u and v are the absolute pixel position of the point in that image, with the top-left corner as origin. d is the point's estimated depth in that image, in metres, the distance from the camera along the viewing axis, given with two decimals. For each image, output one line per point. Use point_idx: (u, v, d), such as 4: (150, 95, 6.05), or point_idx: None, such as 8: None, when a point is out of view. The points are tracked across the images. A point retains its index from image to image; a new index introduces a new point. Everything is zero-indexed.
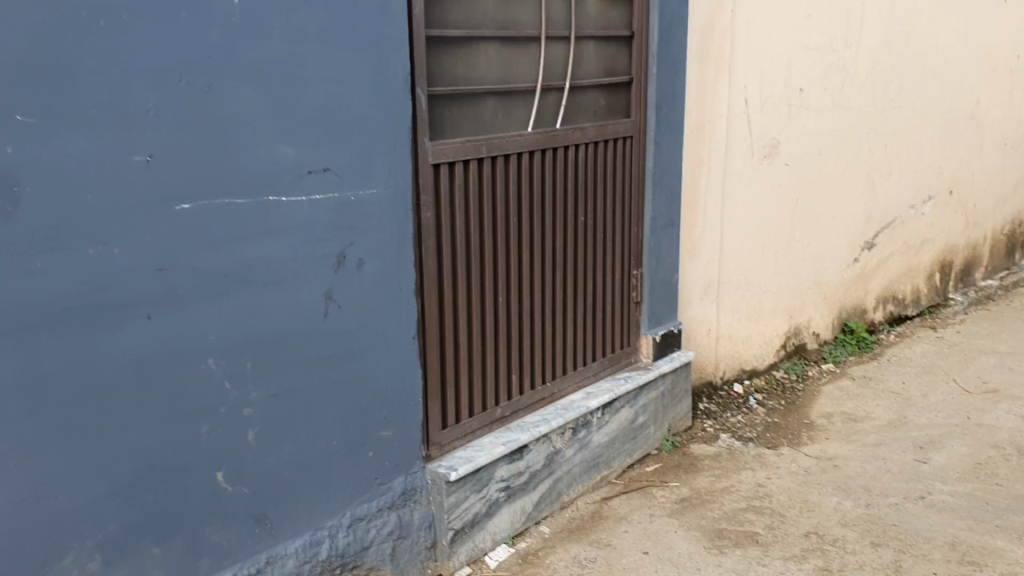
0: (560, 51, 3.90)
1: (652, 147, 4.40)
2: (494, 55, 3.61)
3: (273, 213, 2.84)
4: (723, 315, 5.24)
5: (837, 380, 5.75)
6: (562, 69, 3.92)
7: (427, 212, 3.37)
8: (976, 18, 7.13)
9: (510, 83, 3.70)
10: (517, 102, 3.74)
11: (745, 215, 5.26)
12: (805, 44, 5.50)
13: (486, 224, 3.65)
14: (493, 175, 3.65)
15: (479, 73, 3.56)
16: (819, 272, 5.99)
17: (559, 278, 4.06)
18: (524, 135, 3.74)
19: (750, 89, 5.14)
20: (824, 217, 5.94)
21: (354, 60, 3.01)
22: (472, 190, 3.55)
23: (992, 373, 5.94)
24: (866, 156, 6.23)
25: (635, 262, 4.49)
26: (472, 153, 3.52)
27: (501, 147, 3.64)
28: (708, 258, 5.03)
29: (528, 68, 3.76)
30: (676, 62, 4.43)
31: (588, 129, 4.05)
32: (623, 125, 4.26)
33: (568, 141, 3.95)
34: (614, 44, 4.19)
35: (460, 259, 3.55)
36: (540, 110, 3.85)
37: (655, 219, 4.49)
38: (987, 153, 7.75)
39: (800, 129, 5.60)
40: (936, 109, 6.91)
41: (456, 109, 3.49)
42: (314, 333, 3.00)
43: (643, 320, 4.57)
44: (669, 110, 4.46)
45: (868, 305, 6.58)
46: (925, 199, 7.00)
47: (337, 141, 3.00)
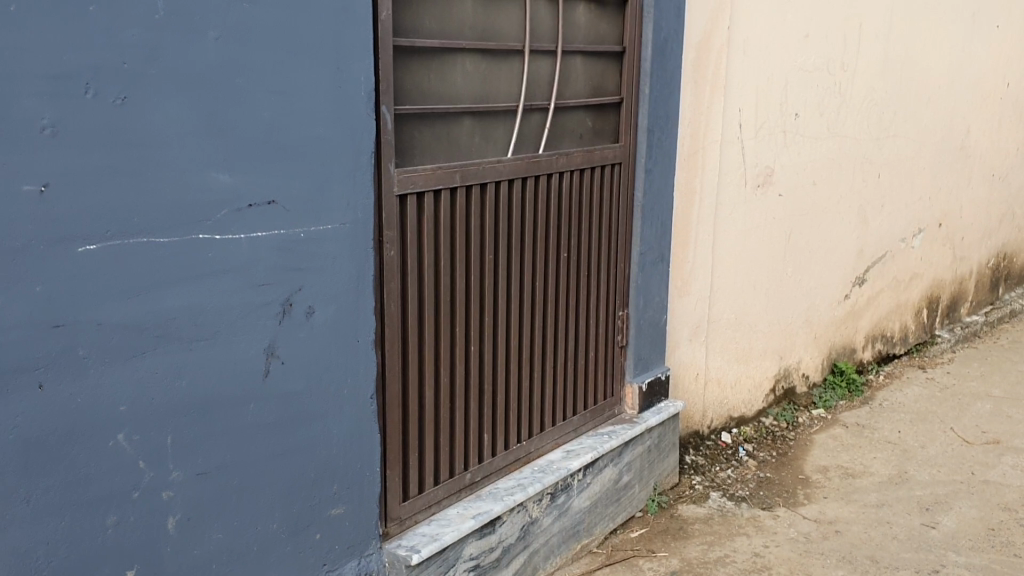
0: (546, 67, 3.45)
1: (643, 176, 3.95)
2: (472, 69, 3.15)
3: (203, 254, 2.34)
4: (711, 358, 4.82)
5: (829, 428, 5.33)
6: (547, 87, 3.47)
7: (391, 250, 2.89)
8: (969, 43, 6.81)
9: (489, 101, 3.23)
10: (496, 124, 3.27)
11: (736, 249, 4.85)
12: (802, 67, 5.12)
13: (458, 263, 3.17)
14: (468, 208, 3.17)
15: (454, 90, 3.09)
16: (809, 309, 5.60)
17: (538, 323, 3.59)
18: (503, 162, 3.27)
19: (745, 113, 4.74)
20: (816, 251, 5.55)
21: (308, 71, 2.52)
22: (443, 224, 3.08)
23: (989, 422, 5.49)
24: (859, 187, 5.86)
25: (621, 303, 4.04)
26: (444, 182, 3.04)
27: (477, 176, 3.17)
28: (697, 296, 4.61)
29: (509, 86, 3.30)
30: (669, 82, 4.00)
31: (574, 155, 3.59)
32: (613, 150, 3.81)
33: (552, 168, 3.49)
34: (604, 61, 3.75)
35: (428, 304, 3.07)
36: (522, 134, 3.39)
37: (643, 256, 4.05)
38: (977, 185, 7.42)
39: (795, 157, 5.21)
40: (929, 137, 6.57)
41: (427, 130, 3.02)
42: (251, 397, 2.50)
43: (628, 366, 4.12)
44: (661, 135, 4.02)
45: (858, 344, 6.20)
46: (916, 232, 6.65)
47: (287, 168, 2.51)
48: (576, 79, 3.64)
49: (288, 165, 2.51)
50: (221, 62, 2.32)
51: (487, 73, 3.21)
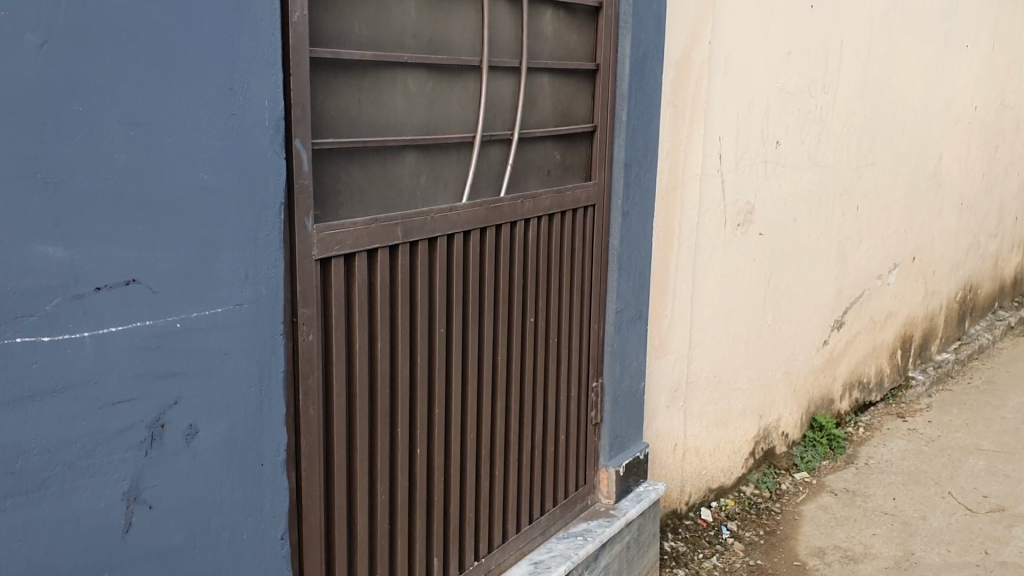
0: (508, 87, 2.74)
1: (620, 219, 3.27)
2: (416, 90, 2.42)
3: (23, 366, 1.58)
4: (690, 425, 4.15)
5: (817, 497, 4.72)
6: (510, 111, 2.76)
7: (310, 334, 2.13)
8: (941, 65, 6.31)
9: (439, 131, 2.51)
10: (445, 162, 2.55)
11: (715, 299, 4.19)
12: (783, 89, 4.49)
13: (400, 343, 2.43)
14: (411, 270, 2.43)
15: (393, 119, 2.36)
16: (789, 359, 4.97)
17: (499, 408, 2.87)
18: (456, 208, 2.54)
19: (725, 142, 4.08)
20: (797, 296, 4.93)
21: (189, 95, 1.77)
22: (378, 294, 2.33)
23: (988, 483, 4.96)
24: (838, 222, 5.27)
25: (595, 372, 3.34)
26: (381, 239, 2.30)
27: (424, 230, 2.43)
28: (675, 355, 3.94)
29: (463, 112, 2.58)
30: (648, 107, 3.33)
31: (541, 197, 2.89)
32: (586, 190, 3.11)
33: (516, 214, 2.78)
34: (574, 81, 3.06)
35: (361, 399, 2.32)
36: (478, 172, 2.67)
37: (620, 314, 3.36)
38: (947, 216, 6.93)
39: (776, 192, 4.57)
40: (904, 165, 6.03)
41: (357, 171, 2.28)
42: (104, 564, 1.74)
43: (602, 447, 3.43)
44: (640, 170, 3.34)
45: (835, 394, 5.60)
46: (890, 268, 6.10)
47: (158, 233, 1.75)
48: (541, 102, 2.94)
49: (161, 228, 1.75)
50: (50, 80, 1.56)
51: (435, 95, 2.48)
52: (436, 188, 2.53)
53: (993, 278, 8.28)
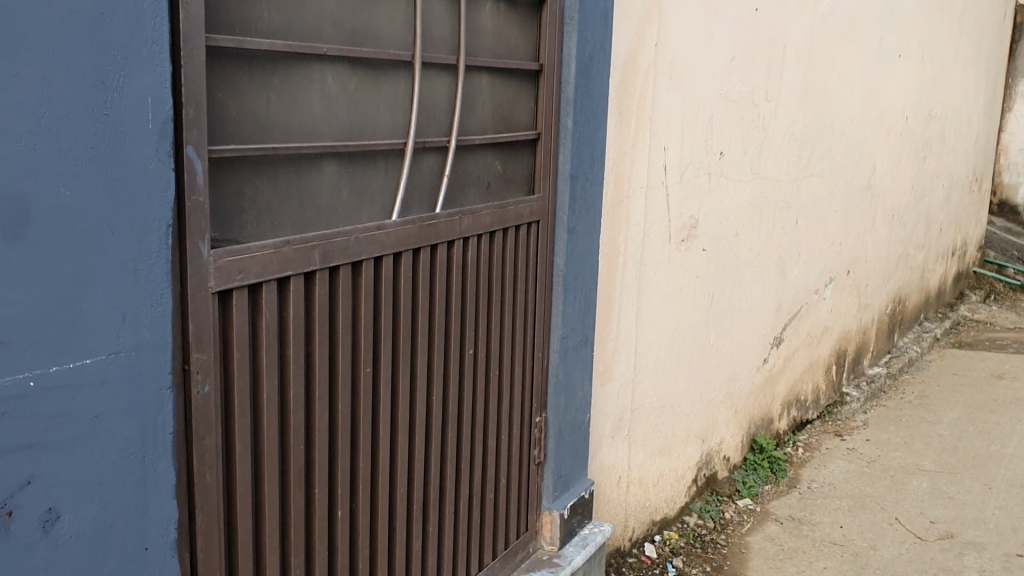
0: (444, 88, 2.38)
1: (565, 237, 2.95)
2: (338, 90, 2.05)
3: None
4: (634, 455, 3.85)
5: (763, 526, 4.48)
6: (445, 116, 2.41)
7: (206, 386, 1.74)
8: (875, 75, 6.16)
9: (365, 138, 2.14)
10: (371, 174, 2.18)
11: (659, 320, 3.89)
12: (728, 96, 4.20)
13: (318, 389, 2.05)
14: (331, 301, 2.06)
15: (310, 123, 1.99)
16: (731, 380, 4.71)
17: (433, 455, 2.51)
18: (384, 228, 2.17)
19: (671, 152, 3.77)
20: (740, 314, 4.68)
21: (47, 91, 1.39)
22: (291, 333, 1.96)
23: (933, 507, 4.81)
24: (780, 236, 5.01)
25: (538, 407, 3.01)
26: (295, 266, 1.92)
27: (347, 254, 2.06)
28: (619, 382, 3.63)
29: (392, 116, 2.22)
30: (595, 113, 3.01)
31: (480, 214, 2.54)
32: (529, 205, 2.78)
33: (453, 233, 2.43)
34: (515, 82, 2.73)
35: (270, 460, 1.94)
36: (410, 184, 2.31)
37: (565, 341, 3.04)
38: (879, 228, 6.81)
39: (720, 205, 4.30)
40: (841, 177, 5.85)
41: (265, 184, 1.90)
42: None
43: (546, 488, 3.10)
44: (586, 182, 3.03)
45: (775, 413, 5.37)
46: (828, 282, 5.91)
47: (5, 267, 1.36)
48: (479, 105, 2.60)
49: (7, 260, 1.36)
50: None
51: (359, 96, 2.11)
52: (362, 204, 2.16)
53: (920, 290, 8.24)
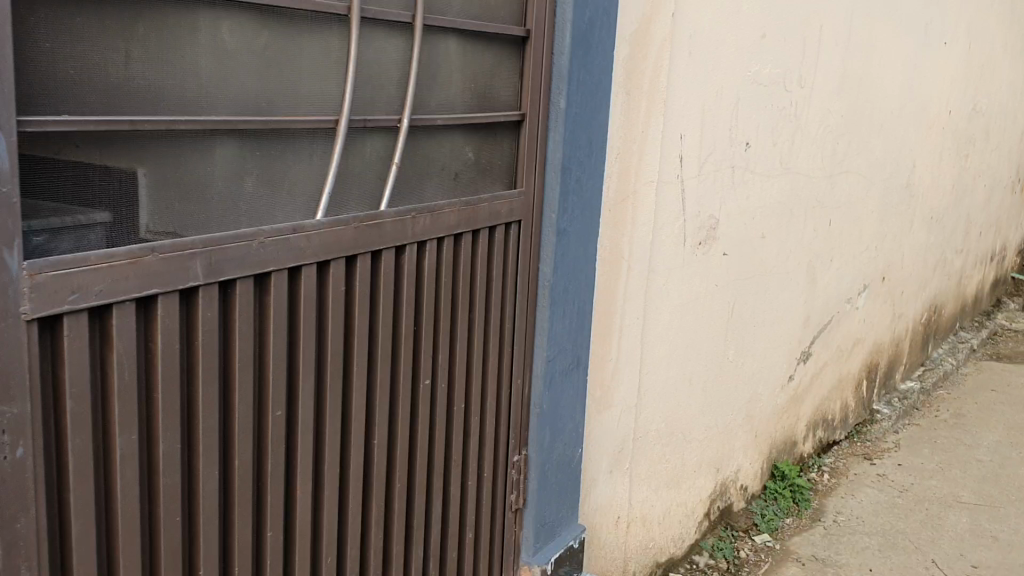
0: (395, 54, 1.88)
1: (553, 240, 2.45)
2: (241, 49, 1.54)
3: None
4: (637, 490, 3.35)
5: (782, 568, 3.98)
6: (397, 89, 1.90)
7: (16, 450, 1.26)
8: (919, 63, 5.58)
9: (278, 115, 1.64)
10: (287, 161, 1.68)
11: (669, 335, 3.37)
12: (756, 79, 3.67)
13: (203, 445, 1.54)
14: (222, 329, 1.56)
15: (195, 93, 1.49)
16: (751, 401, 4.19)
17: (372, 514, 2.02)
18: (304, 232, 1.67)
19: (688, 141, 3.24)
20: (763, 326, 4.15)
21: None
22: (160, 373, 1.45)
23: (975, 549, 4.28)
24: (810, 239, 4.48)
25: (516, 444, 2.51)
26: (164, 281, 1.41)
27: (247, 266, 1.55)
28: (621, 408, 3.12)
29: (319, 87, 1.71)
30: (596, 92, 2.50)
31: (441, 212, 2.05)
32: (507, 202, 2.29)
33: (402, 237, 1.93)
34: (493, 52, 2.22)
35: (130, 542, 1.44)
36: (343, 174, 1.81)
37: (552, 366, 2.54)
38: (917, 231, 6.23)
39: (744, 203, 3.76)
40: (878, 174, 5.29)
41: (141, 173, 1.44)
42: None
43: (525, 538, 2.61)
44: (582, 175, 2.52)
45: (799, 435, 4.85)
46: (860, 289, 5.36)
47: None
48: (445, 79, 2.10)
49: None
50: None
51: (274, 59, 1.60)
52: (272, 198, 1.65)
53: (956, 298, 7.65)
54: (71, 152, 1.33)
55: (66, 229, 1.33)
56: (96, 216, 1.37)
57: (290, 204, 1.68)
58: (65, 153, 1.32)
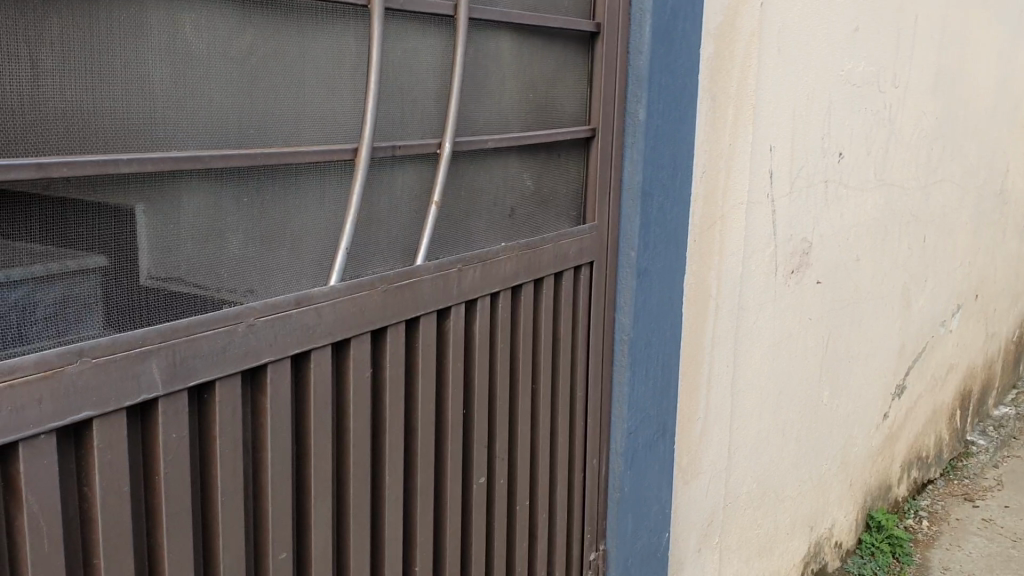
0: (433, 56, 1.42)
1: (633, 284, 1.97)
2: (209, 59, 1.10)
3: None
4: (727, 565, 2.85)
5: None
6: (436, 103, 1.44)
7: None
8: (1012, 56, 5.01)
9: (266, 144, 1.18)
10: (285, 207, 1.22)
11: (760, 381, 2.87)
12: (850, 79, 3.16)
13: None
14: (195, 454, 1.11)
15: (143, 121, 1.04)
16: (846, 446, 3.66)
17: None
18: (310, 306, 1.20)
19: (780, 153, 2.74)
20: (858, 361, 3.63)
21: None
22: (101, 532, 0.99)
23: None
24: (905, 257, 3.94)
25: (592, 538, 2.04)
26: (103, 395, 0.96)
27: (229, 359, 1.10)
28: (709, 473, 2.63)
29: (327, 103, 1.25)
30: (680, 99, 2.02)
31: (497, 260, 1.58)
32: (576, 241, 1.82)
33: (446, 297, 1.46)
34: (555, 52, 1.76)
35: None
36: (364, 220, 1.34)
37: (634, 439, 2.06)
38: (1009, 242, 5.64)
39: (838, 222, 3.25)
40: (972, 182, 4.72)
41: (137, 209, 1.05)
42: None
43: None
44: (666, 202, 2.04)
45: (894, 477, 4.30)
46: (954, 310, 4.79)
47: None
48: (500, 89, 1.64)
49: None
50: None
51: (257, 71, 1.16)
52: (263, 260, 1.20)
53: None
54: (63, 188, 0.97)
55: (51, 279, 0.98)
56: (86, 261, 1.01)
57: (289, 265, 1.23)
58: (53, 189, 0.96)
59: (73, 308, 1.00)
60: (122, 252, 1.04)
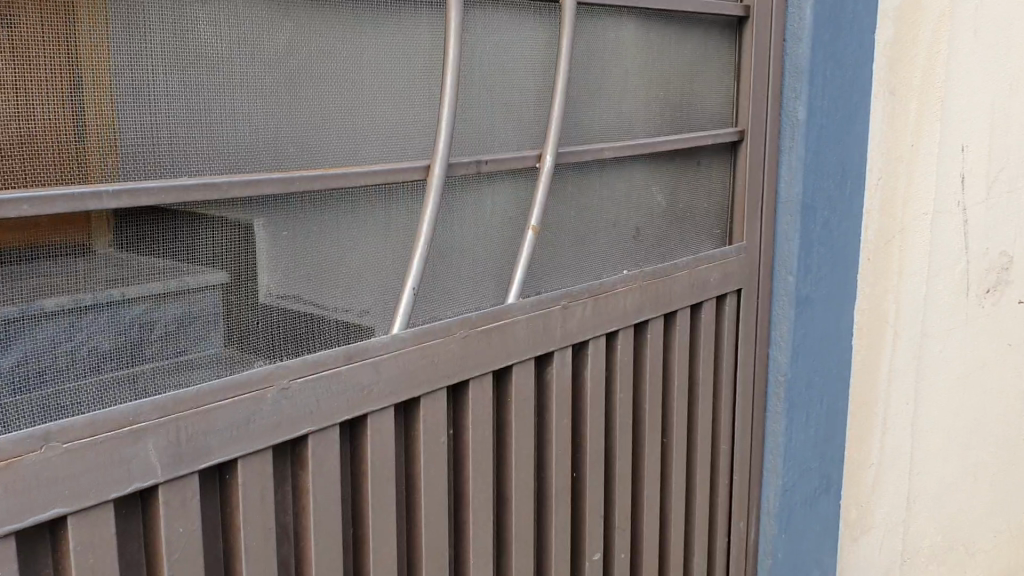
0: (532, 52, 1.18)
1: (790, 314, 1.66)
2: (235, 64, 0.87)
3: None
4: None
5: None
6: (537, 107, 1.19)
7: None
8: None
9: (313, 164, 0.95)
10: (338, 240, 0.99)
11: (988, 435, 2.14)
12: None
13: None
14: (217, 549, 0.90)
15: (160, 150, 0.83)
16: None
17: None
18: (366, 361, 0.98)
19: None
20: None
21: None
22: None
23: None
24: None
25: None
26: (93, 485, 0.77)
27: (254, 434, 0.88)
28: None
29: (394, 111, 1.02)
30: (849, 93, 1.70)
31: (613, 293, 1.31)
32: (718, 266, 1.52)
33: (547, 341, 1.21)
34: (693, 43, 1.47)
35: None
36: (441, 251, 1.11)
37: (790, 497, 1.75)
38: None
39: None
40: None
41: (256, 223, 0.91)
42: None
43: None
44: (831, 216, 1.71)
45: None
46: None
47: None
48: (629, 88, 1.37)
49: None
50: None
51: (299, 77, 0.92)
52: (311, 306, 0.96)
53: None
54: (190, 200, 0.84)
55: (171, 296, 0.85)
56: (210, 276, 0.87)
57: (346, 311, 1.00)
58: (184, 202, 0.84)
59: (191, 328, 0.86)
60: (247, 268, 0.90)
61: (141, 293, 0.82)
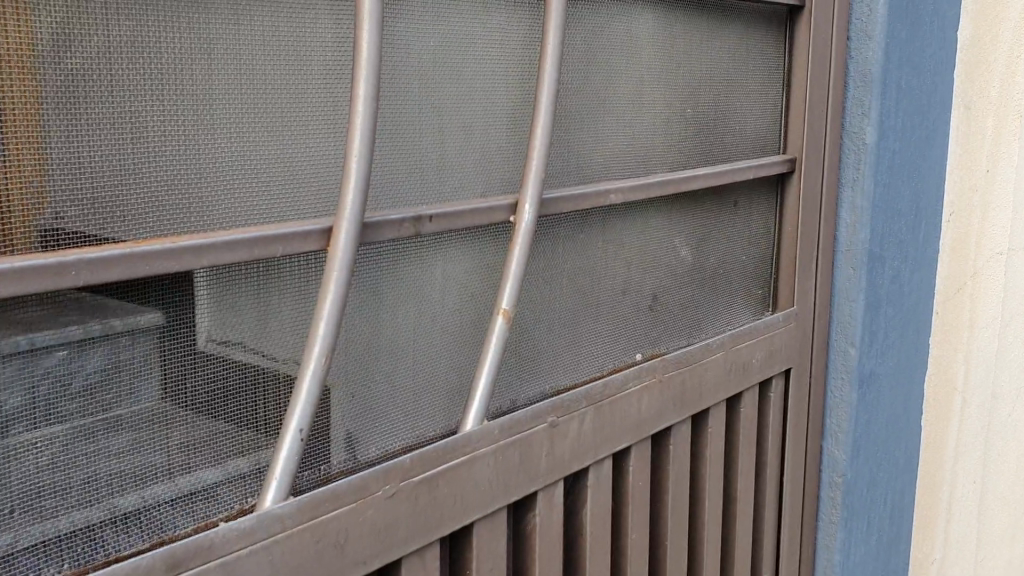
0: (501, 52, 0.79)
1: (850, 397, 1.27)
2: (21, 63, 0.52)
3: None
4: None
5: None
6: (509, 136, 0.82)
7: None
8: None
9: (114, 239, 0.57)
10: (173, 328, 0.61)
11: None
12: None
13: None
14: None
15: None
16: None
17: None
18: (209, 564, 0.59)
19: None
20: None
21: None
22: None
23: None
24: None
25: None
26: None
27: None
28: None
29: (269, 148, 0.65)
30: (928, 111, 1.30)
31: (623, 398, 0.92)
32: (760, 342, 1.13)
33: (527, 481, 0.81)
34: (730, 45, 1.09)
35: None
36: (352, 359, 0.71)
37: None
38: None
39: None
40: None
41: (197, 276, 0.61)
42: None
43: None
44: (907, 268, 1.32)
45: None
46: None
47: None
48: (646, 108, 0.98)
49: None
50: None
51: (125, 81, 0.57)
52: (162, 385, 0.61)
53: None
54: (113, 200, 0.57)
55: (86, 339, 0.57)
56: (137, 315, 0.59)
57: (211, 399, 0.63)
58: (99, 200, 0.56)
59: (115, 383, 0.59)
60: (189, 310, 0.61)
61: (55, 338, 0.56)
